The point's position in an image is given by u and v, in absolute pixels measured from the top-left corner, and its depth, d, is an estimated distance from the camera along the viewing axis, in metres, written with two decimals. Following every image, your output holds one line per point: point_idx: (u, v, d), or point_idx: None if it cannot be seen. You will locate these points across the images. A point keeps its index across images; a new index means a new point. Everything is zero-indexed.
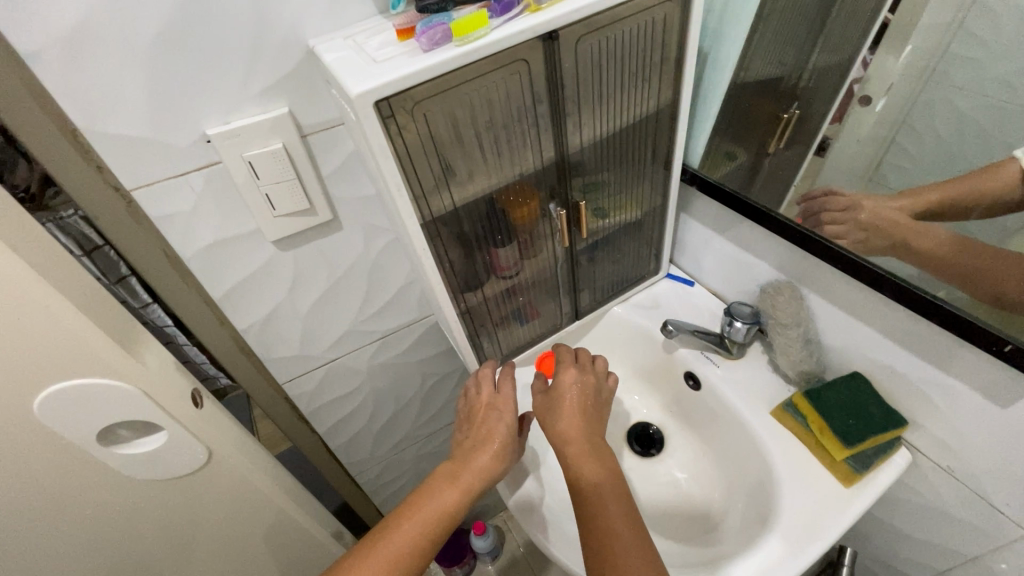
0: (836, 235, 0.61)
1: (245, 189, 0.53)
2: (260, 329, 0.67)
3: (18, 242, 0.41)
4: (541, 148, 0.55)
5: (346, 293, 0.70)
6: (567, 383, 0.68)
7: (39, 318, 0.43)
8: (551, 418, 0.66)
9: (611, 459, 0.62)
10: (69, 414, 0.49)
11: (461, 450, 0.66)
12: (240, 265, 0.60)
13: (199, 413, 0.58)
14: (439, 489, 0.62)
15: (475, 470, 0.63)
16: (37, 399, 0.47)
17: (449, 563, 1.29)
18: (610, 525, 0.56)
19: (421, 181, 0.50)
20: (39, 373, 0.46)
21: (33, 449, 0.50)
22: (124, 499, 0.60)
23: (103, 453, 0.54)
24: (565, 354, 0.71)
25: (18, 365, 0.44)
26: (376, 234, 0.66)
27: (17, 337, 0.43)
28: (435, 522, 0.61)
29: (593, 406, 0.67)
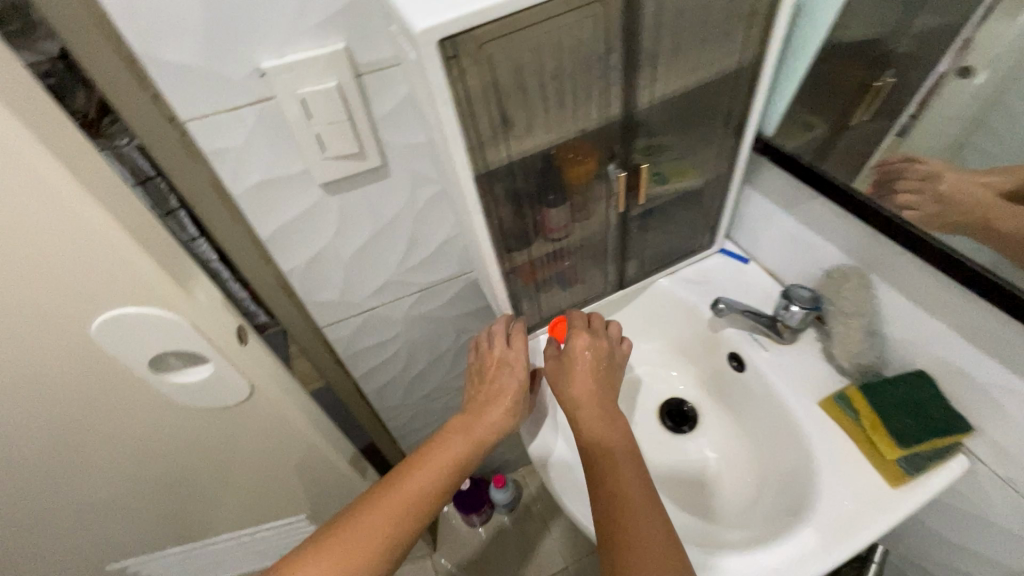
0: (908, 209, 0.57)
1: (297, 128, 0.52)
2: (304, 272, 0.67)
3: (78, 166, 0.40)
4: (608, 103, 0.51)
5: (389, 242, 0.69)
6: (579, 349, 0.65)
7: (96, 244, 0.43)
8: (562, 381, 0.65)
9: (622, 421, 0.63)
10: (122, 339, 0.50)
11: (473, 405, 0.67)
12: (287, 208, 0.59)
13: (244, 349, 0.59)
14: (450, 440, 0.63)
15: (486, 425, 0.64)
16: (93, 323, 0.48)
17: (467, 510, 1.34)
18: (622, 488, 0.57)
19: (478, 131, 0.47)
20: (96, 298, 0.47)
21: (90, 368, 0.52)
22: (172, 422, 0.63)
23: (154, 379, 0.56)
24: (578, 319, 0.69)
25: (77, 288, 0.45)
26: (423, 185, 0.64)
27: (76, 261, 0.44)
28: (447, 471, 0.62)
29: (606, 372, 0.66)
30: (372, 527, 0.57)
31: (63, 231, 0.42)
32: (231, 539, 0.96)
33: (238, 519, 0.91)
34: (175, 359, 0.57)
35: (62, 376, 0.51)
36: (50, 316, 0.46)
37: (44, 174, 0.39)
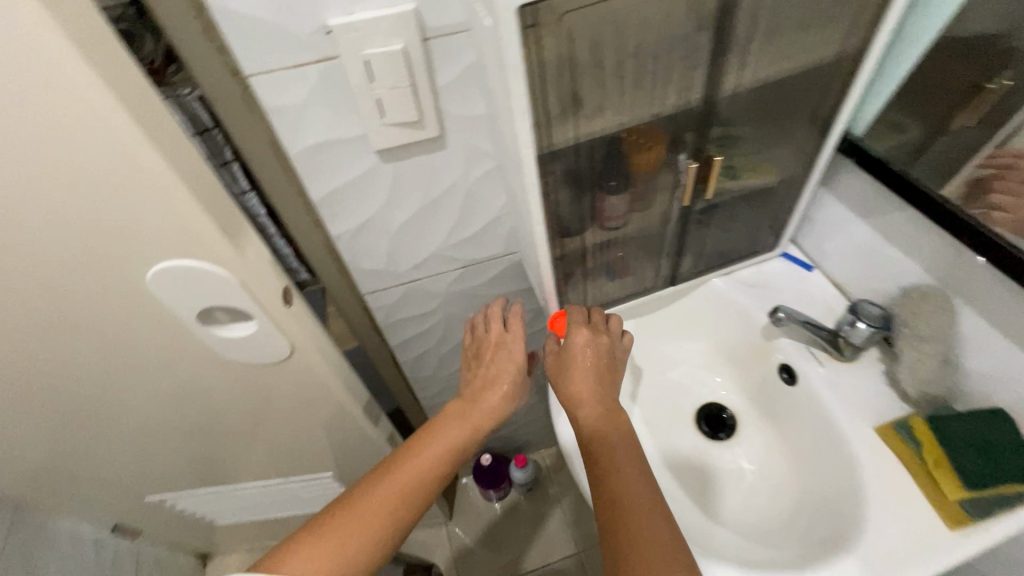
0: (998, 212, 0.52)
1: (358, 91, 0.50)
2: (351, 239, 0.66)
3: (142, 115, 0.40)
4: (688, 86, 0.48)
5: (438, 215, 0.67)
6: (578, 346, 0.63)
7: (156, 194, 0.44)
8: (561, 378, 0.64)
9: (625, 419, 0.61)
10: (173, 290, 0.51)
11: (470, 391, 0.68)
12: (340, 173, 0.58)
13: (289, 311, 0.59)
14: (448, 425, 0.64)
15: (483, 409, 0.65)
16: (148, 272, 0.49)
17: (486, 485, 1.35)
18: (624, 486, 0.55)
19: (547, 107, 0.44)
20: (153, 247, 0.47)
21: (141, 313, 0.53)
22: (214, 372, 0.65)
23: (200, 331, 0.57)
24: (577, 314, 0.65)
25: (136, 236, 0.46)
26: (478, 160, 0.62)
27: (135, 209, 0.44)
28: (445, 456, 0.63)
29: (607, 370, 0.63)
30: (368, 512, 0.57)
31: (127, 179, 0.42)
32: (263, 487, 1.01)
33: (269, 469, 0.95)
34: (222, 313, 0.58)
35: (116, 317, 0.53)
36: (109, 260, 0.47)
37: (108, 120, 0.38)
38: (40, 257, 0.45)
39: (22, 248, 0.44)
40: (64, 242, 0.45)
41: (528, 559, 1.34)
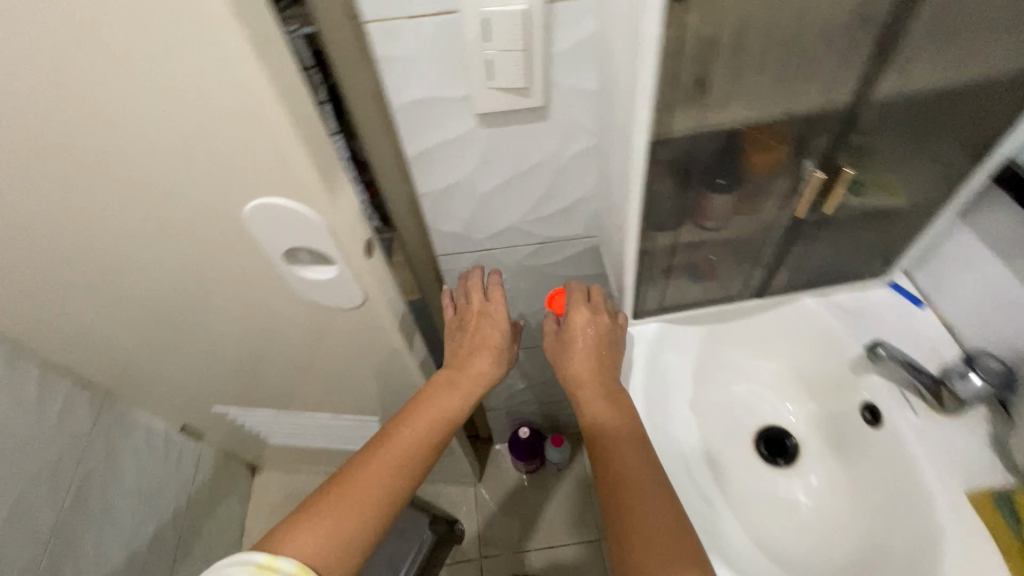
0: None
1: (470, 51, 0.48)
2: (435, 200, 0.66)
3: (266, 52, 0.40)
4: (833, 84, 0.43)
5: (525, 187, 0.65)
6: (578, 327, 0.63)
7: (264, 135, 0.44)
8: (563, 361, 0.64)
9: (629, 406, 0.61)
10: (267, 227, 0.53)
11: (456, 358, 0.68)
12: (438, 132, 0.57)
13: (368, 263, 0.59)
14: (437, 396, 0.65)
15: (471, 376, 0.66)
16: (246, 207, 0.51)
17: (519, 457, 1.37)
18: (628, 477, 0.55)
19: (673, 91, 0.41)
20: (255, 184, 0.48)
21: (236, 243, 0.56)
22: (290, 308, 0.67)
23: (284, 269, 0.59)
24: (577, 293, 0.66)
25: (241, 171, 0.47)
26: (577, 136, 0.59)
27: (244, 146, 0.45)
28: (437, 425, 0.64)
29: (609, 351, 0.63)
30: (365, 487, 0.57)
31: (241, 118, 0.42)
32: (315, 418, 1.07)
33: (323, 403, 1.00)
34: (305, 255, 0.59)
35: (214, 243, 0.56)
36: (215, 189, 0.49)
37: (234, 55, 0.38)
38: (158, 176, 0.48)
39: (144, 166, 0.47)
40: (178, 166, 0.47)
41: (532, 555, 1.34)
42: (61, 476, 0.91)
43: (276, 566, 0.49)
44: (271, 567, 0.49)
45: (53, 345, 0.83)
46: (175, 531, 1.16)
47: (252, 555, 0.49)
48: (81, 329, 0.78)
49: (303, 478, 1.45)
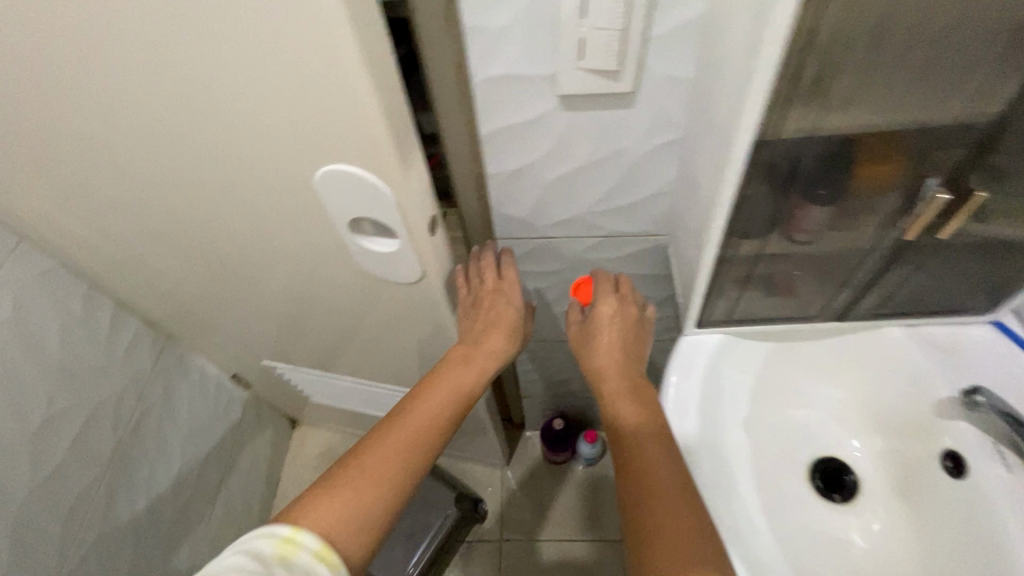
0: None
1: (563, 27, 0.45)
2: (503, 181, 0.64)
3: (359, 16, 0.38)
4: (980, 92, 0.38)
5: (598, 177, 0.62)
6: (606, 316, 0.67)
7: (345, 103, 0.43)
8: (588, 350, 0.67)
9: (652, 398, 0.62)
10: (336, 194, 0.52)
11: (470, 334, 0.69)
12: (516, 111, 0.55)
13: (430, 240, 0.58)
14: (453, 370, 0.66)
15: (487, 351, 0.67)
16: (318, 172, 0.50)
17: (551, 448, 1.36)
18: (649, 467, 0.54)
19: (788, 86, 0.37)
20: (330, 151, 0.48)
21: (304, 206, 0.56)
22: (348, 275, 0.68)
23: (348, 238, 0.58)
24: (604, 284, 0.70)
25: (317, 137, 0.46)
26: (662, 127, 0.56)
27: (323, 112, 0.44)
28: (453, 400, 0.64)
29: (634, 340, 0.67)
30: (381, 461, 0.56)
31: (324, 83, 0.41)
32: (358, 383, 1.09)
33: (367, 369, 1.01)
34: (369, 226, 0.58)
35: (284, 204, 0.56)
36: (290, 150, 0.49)
37: (325, 18, 0.37)
38: (238, 132, 0.48)
39: (226, 120, 0.47)
40: (258, 125, 0.46)
41: (546, 554, 1.32)
42: (123, 408, 0.97)
43: (298, 540, 0.48)
44: (295, 541, 0.48)
45: (127, 283, 0.88)
46: (219, 472, 1.22)
47: (273, 527, 0.49)
48: (153, 271, 0.81)
49: (340, 437, 1.50)
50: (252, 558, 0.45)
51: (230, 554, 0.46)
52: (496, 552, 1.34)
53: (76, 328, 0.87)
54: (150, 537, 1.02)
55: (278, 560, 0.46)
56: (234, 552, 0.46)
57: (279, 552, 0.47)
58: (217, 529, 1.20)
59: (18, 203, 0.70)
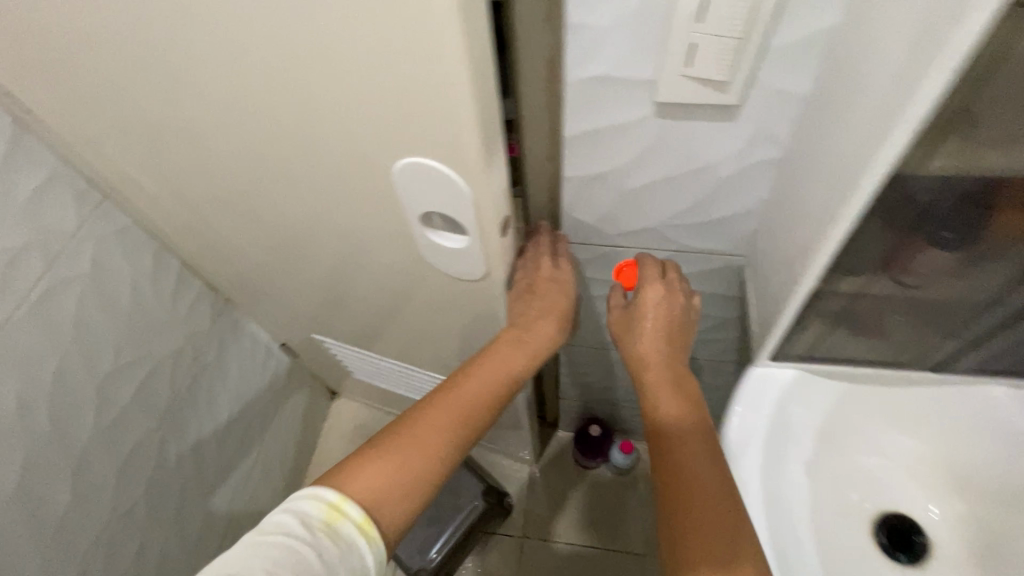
0: None
1: (676, 30, 0.42)
2: (579, 185, 0.61)
3: (468, 9, 0.36)
4: None
5: (682, 189, 0.59)
6: (653, 302, 0.62)
7: (439, 98, 0.41)
8: (629, 337, 0.63)
9: (693, 393, 0.60)
10: (413, 187, 0.51)
11: (520, 318, 0.64)
12: (607, 115, 0.52)
13: (501, 241, 0.56)
14: (502, 353, 0.63)
15: (540, 337, 0.64)
16: (398, 163, 0.49)
17: (583, 452, 1.34)
18: (692, 467, 0.52)
19: (941, 118, 0.32)
20: (414, 143, 0.46)
21: (377, 193, 0.55)
22: (408, 264, 0.66)
23: (417, 230, 0.57)
24: (651, 268, 0.64)
25: (403, 128, 0.45)
26: (761, 143, 0.51)
27: (415, 104, 0.42)
28: (499, 384, 0.62)
29: (679, 330, 0.63)
30: (423, 437, 0.56)
31: (421, 75, 0.39)
32: (402, 367, 1.09)
33: (411, 355, 1.01)
34: (439, 219, 0.57)
35: (357, 188, 0.55)
36: (374, 138, 0.47)
37: (434, 10, 0.35)
38: (324, 115, 0.47)
39: (314, 102, 0.46)
40: (346, 111, 0.45)
41: (562, 540, 1.33)
42: (181, 366, 1.00)
43: (344, 509, 0.48)
44: (340, 510, 0.48)
45: (194, 246, 0.91)
46: (262, 435, 1.26)
47: (322, 492, 0.49)
48: (221, 238, 0.83)
49: (374, 414, 1.52)
50: (299, 523, 0.46)
51: (282, 513, 0.48)
52: (517, 548, 1.33)
53: (146, 285, 0.91)
54: (192, 491, 1.05)
55: (324, 527, 0.47)
56: (285, 511, 0.48)
57: (328, 518, 0.48)
58: (253, 490, 1.24)
59: (104, 162, 0.73)
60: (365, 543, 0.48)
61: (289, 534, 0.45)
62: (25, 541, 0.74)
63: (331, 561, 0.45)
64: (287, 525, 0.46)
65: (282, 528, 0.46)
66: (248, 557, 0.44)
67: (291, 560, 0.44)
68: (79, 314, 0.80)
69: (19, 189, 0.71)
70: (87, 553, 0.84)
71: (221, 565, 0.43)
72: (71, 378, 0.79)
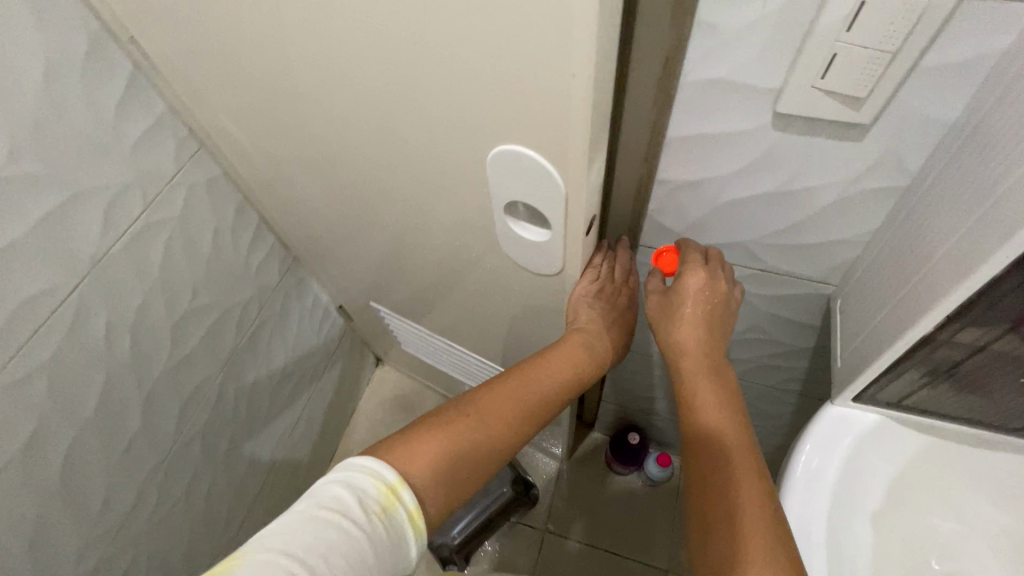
0: None
1: (817, 39, 0.39)
2: (670, 190, 0.59)
3: (606, 4, 0.34)
4: None
5: (781, 208, 0.55)
6: (693, 288, 0.57)
7: (554, 90, 0.39)
8: (665, 323, 0.59)
9: (731, 388, 0.56)
10: (505, 175, 0.50)
11: (586, 321, 0.65)
12: (718, 121, 0.49)
13: (584, 240, 0.55)
14: (566, 358, 0.64)
15: (604, 345, 0.66)
16: (495, 149, 0.48)
17: (617, 457, 1.32)
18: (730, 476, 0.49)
19: None
20: (516, 132, 0.45)
21: (466, 176, 0.54)
22: (481, 250, 0.66)
23: (498, 217, 0.56)
24: (693, 252, 0.59)
25: (508, 115, 0.44)
26: (883, 168, 0.47)
27: (526, 93, 0.41)
28: (559, 387, 0.63)
29: (720, 318, 0.58)
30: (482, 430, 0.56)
31: (539, 64, 0.38)
32: (451, 347, 1.11)
33: (461, 336, 1.02)
34: (524, 211, 0.56)
35: (447, 168, 0.55)
36: (477, 123, 0.47)
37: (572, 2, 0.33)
38: (430, 91, 0.46)
39: (423, 78, 0.45)
40: (454, 91, 0.45)
41: (575, 539, 1.32)
42: (247, 316, 1.05)
43: (399, 495, 0.48)
44: (396, 494, 0.48)
45: (275, 204, 0.94)
46: (309, 391, 1.31)
47: (382, 470, 0.48)
48: (301, 199, 0.86)
49: (415, 386, 1.55)
50: (357, 507, 0.46)
51: (339, 489, 0.47)
52: (538, 540, 1.33)
53: (228, 235, 0.95)
54: (242, 436, 1.11)
55: (379, 512, 0.47)
56: (343, 486, 0.47)
57: (384, 502, 0.47)
58: (294, 442, 1.29)
59: (207, 114, 0.76)
60: (413, 533, 0.48)
61: (347, 518, 0.45)
62: (97, 460, 0.80)
63: (382, 551, 0.45)
64: (345, 504, 0.46)
65: (339, 506, 0.45)
66: (306, 536, 0.43)
67: (347, 549, 0.43)
68: (167, 255, 0.85)
69: (129, 130, 0.74)
70: (146, 479, 0.90)
71: (279, 539, 0.43)
72: (153, 315, 0.84)
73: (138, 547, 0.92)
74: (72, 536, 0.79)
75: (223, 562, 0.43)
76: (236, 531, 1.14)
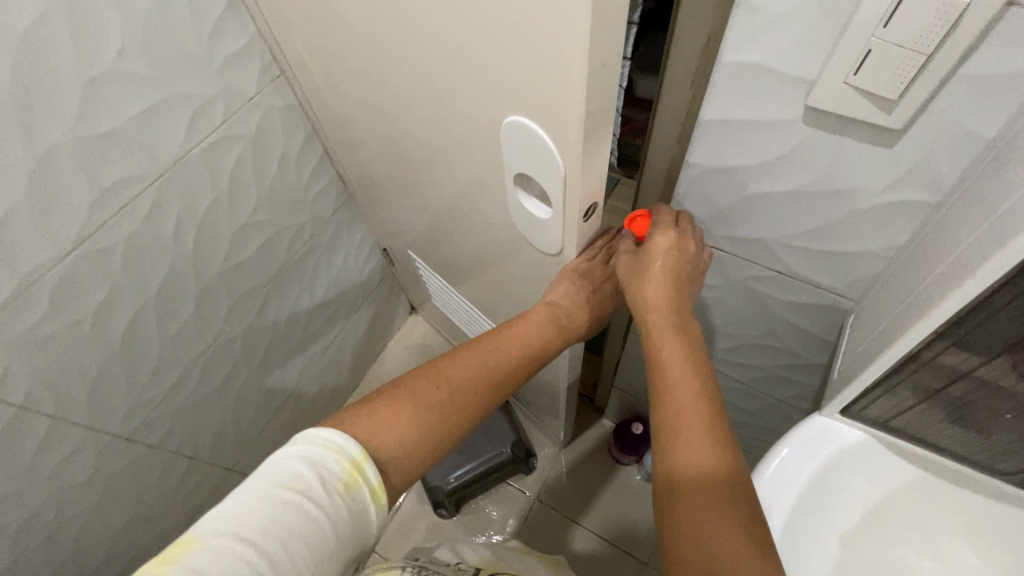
0: None
1: (852, 32, 0.39)
2: (696, 176, 0.59)
3: None
4: None
5: (806, 209, 0.55)
6: (664, 247, 0.59)
7: (559, 65, 0.41)
8: (635, 281, 0.60)
9: (695, 345, 0.57)
10: (516, 146, 0.53)
11: (557, 301, 0.67)
12: (750, 108, 0.49)
13: (581, 226, 0.56)
14: (534, 332, 0.68)
15: (574, 322, 0.69)
16: (510, 117, 0.51)
17: (619, 444, 1.34)
18: (700, 475, 0.48)
19: None
20: (529, 102, 0.47)
21: (488, 139, 0.57)
22: (498, 215, 0.69)
23: (511, 188, 0.59)
24: (664, 215, 0.61)
25: (523, 83, 0.46)
26: (913, 180, 0.47)
27: (539, 62, 0.43)
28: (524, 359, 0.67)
29: (688, 275, 0.60)
30: (449, 406, 0.60)
31: (549, 37, 0.40)
32: (473, 308, 1.15)
33: (482, 299, 1.05)
34: (534, 187, 0.58)
35: (473, 128, 0.58)
36: (497, 86, 0.49)
37: None
38: (461, 48, 0.49)
39: (456, 35, 0.48)
40: (480, 54, 0.48)
41: (584, 524, 1.34)
42: (298, 240, 1.14)
43: (362, 470, 0.52)
44: (360, 469, 0.52)
45: (338, 139, 1.01)
46: (344, 322, 1.40)
47: (346, 446, 0.52)
48: (359, 138, 0.92)
49: (441, 341, 1.62)
50: (320, 486, 0.49)
51: (301, 465, 0.50)
52: (528, 507, 1.37)
53: (293, 162, 1.03)
54: (277, 348, 1.21)
55: (342, 490, 0.50)
56: (303, 463, 0.50)
57: (349, 478, 0.51)
58: (323, 366, 1.39)
59: (289, 43, 0.83)
60: (374, 505, 0.53)
61: (307, 495, 0.48)
62: (151, 336, 0.91)
63: (342, 527, 0.50)
64: (307, 484, 0.49)
65: (300, 486, 0.49)
66: (263, 519, 0.46)
67: (306, 527, 0.47)
68: (236, 168, 0.93)
69: (221, 48, 0.82)
70: (189, 363, 1.01)
71: (234, 523, 0.46)
72: (216, 220, 0.94)
73: (173, 421, 1.04)
74: (121, 395, 0.91)
75: (173, 547, 0.45)
76: (258, 430, 1.26)
